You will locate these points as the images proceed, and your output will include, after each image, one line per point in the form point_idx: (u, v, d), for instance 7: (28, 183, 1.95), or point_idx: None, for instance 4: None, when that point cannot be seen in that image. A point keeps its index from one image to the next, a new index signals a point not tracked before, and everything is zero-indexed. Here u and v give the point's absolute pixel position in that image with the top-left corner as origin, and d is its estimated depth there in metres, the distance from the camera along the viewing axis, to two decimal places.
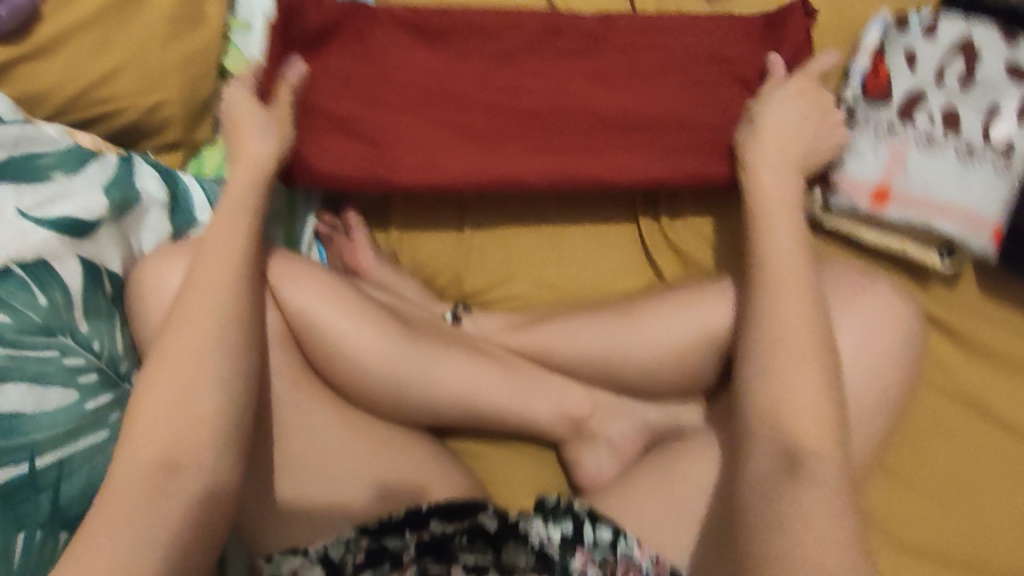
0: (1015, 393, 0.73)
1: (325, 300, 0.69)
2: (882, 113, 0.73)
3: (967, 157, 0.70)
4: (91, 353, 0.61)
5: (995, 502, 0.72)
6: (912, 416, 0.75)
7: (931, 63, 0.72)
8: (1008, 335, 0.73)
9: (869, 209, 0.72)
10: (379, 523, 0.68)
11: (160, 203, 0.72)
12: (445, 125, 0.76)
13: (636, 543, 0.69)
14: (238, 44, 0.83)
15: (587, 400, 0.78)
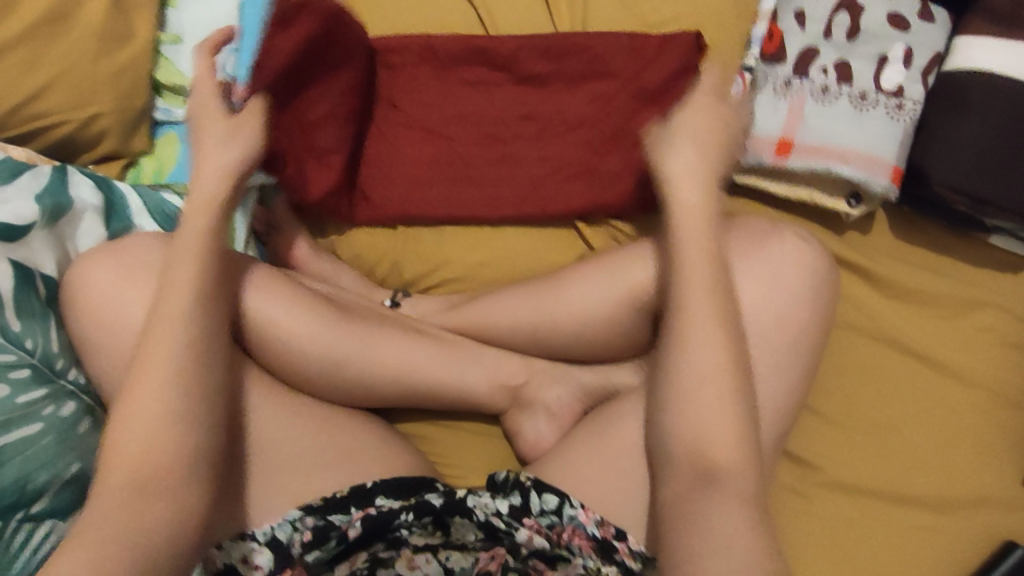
0: (923, 325, 0.78)
1: (253, 290, 0.72)
2: (778, 70, 0.76)
3: (861, 103, 0.73)
4: (24, 350, 0.64)
5: (918, 433, 0.76)
6: (836, 359, 0.78)
7: (819, 18, 0.75)
8: (913, 272, 0.78)
9: (774, 161, 0.74)
10: (324, 500, 0.69)
11: (94, 207, 0.75)
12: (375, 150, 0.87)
13: (579, 505, 0.70)
14: (169, 56, 0.86)
15: (523, 369, 0.80)
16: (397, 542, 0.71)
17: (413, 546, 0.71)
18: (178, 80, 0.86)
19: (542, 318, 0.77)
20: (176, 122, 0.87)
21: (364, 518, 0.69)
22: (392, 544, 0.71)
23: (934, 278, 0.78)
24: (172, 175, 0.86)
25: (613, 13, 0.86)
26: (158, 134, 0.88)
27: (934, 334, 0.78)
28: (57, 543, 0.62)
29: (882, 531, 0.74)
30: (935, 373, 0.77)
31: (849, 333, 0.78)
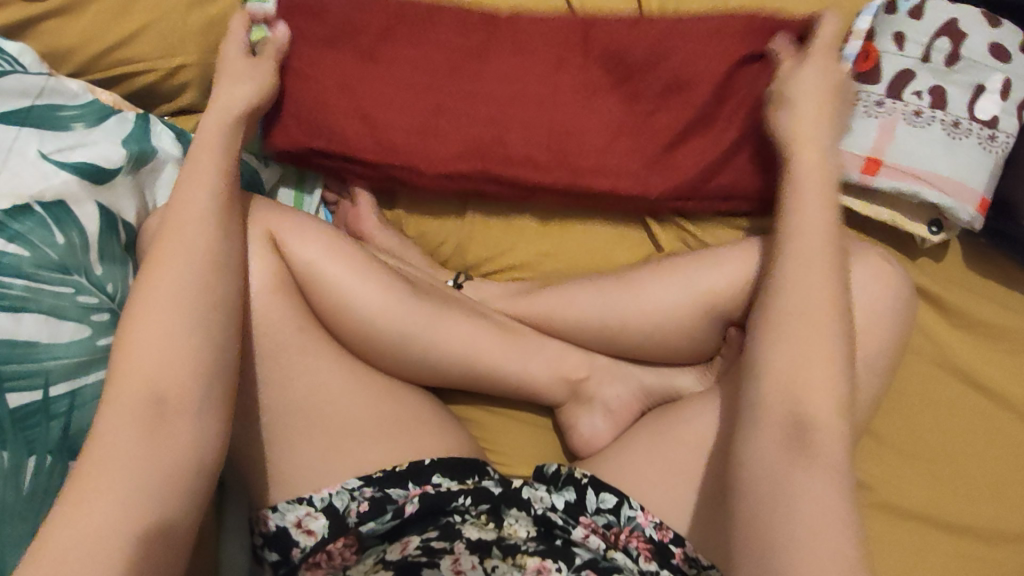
0: (990, 359, 0.78)
1: (332, 257, 0.71)
2: (871, 89, 0.75)
3: (954, 131, 0.73)
4: (104, 295, 0.63)
5: (974, 465, 0.76)
6: (897, 383, 0.78)
7: (918, 41, 0.75)
8: (985, 304, 0.78)
9: (861, 180, 0.74)
10: (382, 472, 0.70)
11: (176, 158, 0.74)
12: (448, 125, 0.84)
13: (638, 507, 0.71)
14: None
15: (585, 363, 0.81)
16: (451, 530, 0.71)
17: (465, 540, 0.70)
18: None
19: (612, 315, 0.76)
20: None
21: (422, 495, 0.71)
22: (446, 533, 0.70)
23: (1006, 312, 0.78)
24: None
25: None
26: None
27: (1001, 369, 0.78)
28: None
29: (928, 557, 0.75)
30: (997, 408, 0.77)
31: (915, 359, 0.78)
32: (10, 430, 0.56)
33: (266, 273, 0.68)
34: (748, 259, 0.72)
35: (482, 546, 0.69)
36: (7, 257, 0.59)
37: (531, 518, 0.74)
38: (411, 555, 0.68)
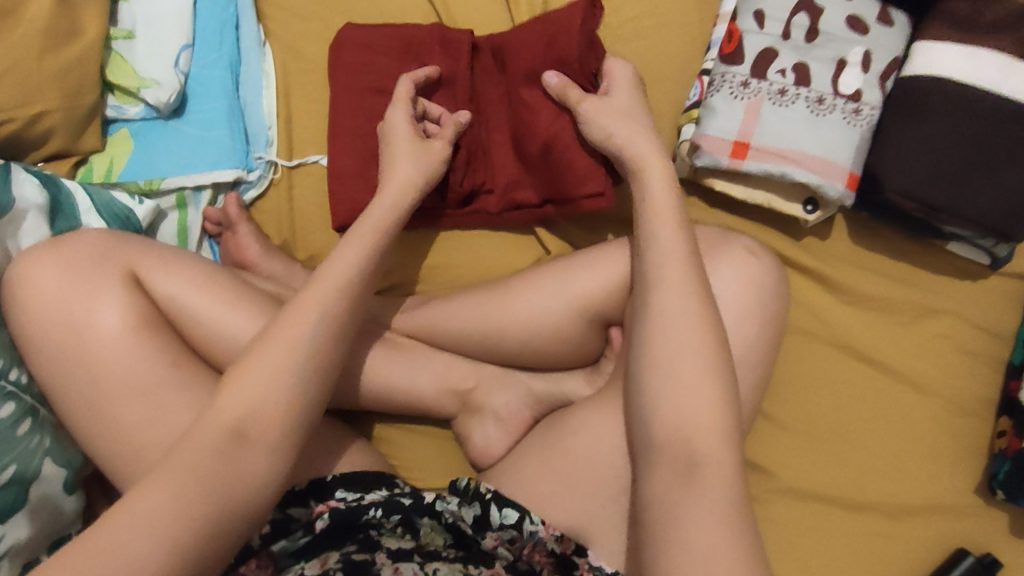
0: (881, 333, 0.77)
1: (198, 288, 0.72)
2: (736, 71, 0.74)
3: (819, 107, 0.72)
4: None
5: (875, 442, 0.75)
6: (790, 367, 0.77)
7: (777, 18, 0.74)
8: (874, 279, 0.77)
9: (731, 164, 0.73)
10: (286, 492, 0.72)
11: (38, 206, 0.74)
12: (348, 149, 0.81)
13: (540, 521, 0.70)
14: (121, 52, 0.84)
15: (473, 373, 0.80)
16: (370, 543, 0.72)
17: (386, 550, 0.71)
18: (127, 78, 0.83)
19: (492, 325, 0.77)
20: (127, 120, 0.85)
21: (329, 510, 0.72)
22: (366, 546, 0.71)
23: (895, 285, 0.77)
24: (122, 173, 0.83)
25: None
26: (110, 131, 0.85)
27: (894, 343, 0.77)
28: None
29: (837, 542, 0.74)
30: (895, 383, 0.76)
31: (805, 338, 0.78)
32: None
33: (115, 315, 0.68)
34: (622, 256, 0.73)
35: (402, 554, 0.70)
36: None
37: (443, 528, 0.74)
38: (330, 570, 0.69)
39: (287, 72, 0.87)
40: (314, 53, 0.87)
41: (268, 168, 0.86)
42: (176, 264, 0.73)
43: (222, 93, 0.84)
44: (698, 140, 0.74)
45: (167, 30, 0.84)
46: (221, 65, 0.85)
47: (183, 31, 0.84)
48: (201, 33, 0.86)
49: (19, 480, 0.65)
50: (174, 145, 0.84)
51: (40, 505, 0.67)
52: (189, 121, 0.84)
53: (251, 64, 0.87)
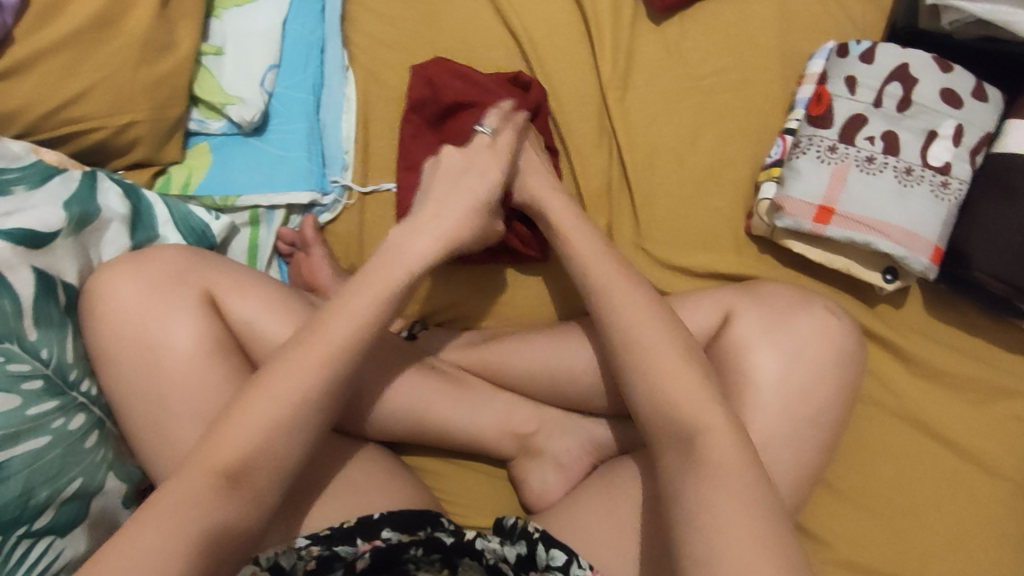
0: (953, 410, 0.75)
1: (271, 314, 0.72)
2: (824, 134, 0.74)
3: (906, 178, 0.71)
4: (39, 360, 0.63)
5: (942, 522, 0.73)
6: (857, 437, 0.76)
7: (870, 86, 0.74)
8: (950, 353, 0.76)
9: (813, 228, 0.72)
10: (330, 531, 0.70)
11: (121, 217, 0.75)
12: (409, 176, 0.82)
13: (588, 566, 0.68)
14: (209, 67, 0.85)
15: (534, 417, 0.79)
16: None
17: None
18: (215, 94, 0.84)
19: (558, 367, 0.77)
20: (209, 134, 0.86)
21: (372, 550, 0.71)
22: None
23: (970, 362, 0.76)
24: (200, 186, 0.84)
25: (661, 63, 0.85)
26: (191, 145, 0.86)
27: (967, 422, 0.75)
28: (54, 560, 0.61)
29: None
30: (964, 462, 0.74)
31: (874, 409, 0.76)
32: None
33: (192, 333, 0.68)
34: (697, 311, 0.73)
35: None
36: None
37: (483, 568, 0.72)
38: None
39: (368, 99, 0.88)
40: (396, 81, 0.88)
41: (343, 192, 0.86)
42: (245, 290, 0.73)
43: (304, 115, 0.85)
44: (781, 201, 0.74)
45: (256, 50, 0.86)
46: (305, 87, 0.86)
47: (271, 52, 0.86)
48: (289, 54, 0.87)
49: (82, 495, 0.65)
50: (252, 163, 0.85)
51: (98, 520, 0.66)
52: (270, 140, 0.85)
53: (333, 88, 0.87)
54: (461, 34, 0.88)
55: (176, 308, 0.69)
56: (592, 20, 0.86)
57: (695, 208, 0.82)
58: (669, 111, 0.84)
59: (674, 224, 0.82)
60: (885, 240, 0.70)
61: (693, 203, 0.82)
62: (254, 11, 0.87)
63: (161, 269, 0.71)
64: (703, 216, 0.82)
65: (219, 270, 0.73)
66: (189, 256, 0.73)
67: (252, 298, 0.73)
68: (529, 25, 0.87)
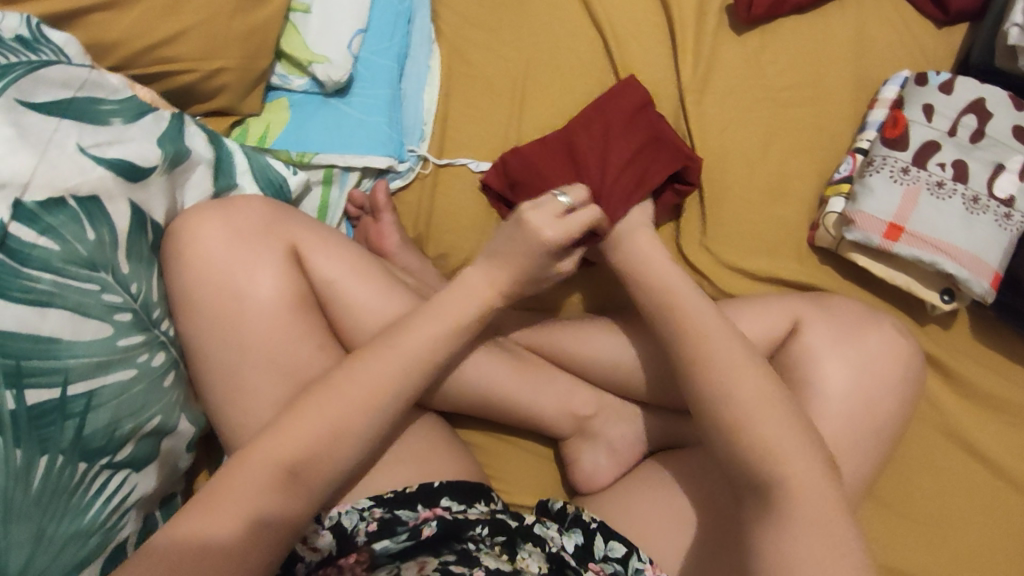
0: (991, 431, 0.79)
1: (351, 274, 0.73)
2: (898, 156, 0.78)
3: (973, 206, 0.75)
4: (128, 294, 0.63)
5: (978, 538, 0.76)
6: (901, 449, 0.79)
7: (946, 115, 0.78)
8: (992, 376, 0.80)
9: (882, 244, 0.76)
10: (392, 494, 0.72)
11: (206, 161, 0.74)
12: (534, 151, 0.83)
13: (648, 560, 0.69)
14: (297, 24, 0.85)
15: (593, 401, 0.81)
16: (468, 558, 0.70)
17: (484, 568, 0.69)
18: (301, 51, 0.84)
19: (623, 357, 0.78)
20: (290, 90, 0.86)
21: (434, 518, 0.72)
22: (464, 559, 0.69)
23: (1012, 386, 0.79)
24: (277, 141, 0.84)
25: (738, 72, 0.88)
26: (269, 99, 0.86)
27: (1005, 443, 0.79)
28: (128, 494, 0.62)
29: None
30: (998, 481, 0.78)
31: (916, 422, 0.80)
32: (25, 427, 0.54)
33: (277, 284, 0.68)
34: (768, 316, 0.75)
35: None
36: (37, 250, 0.57)
37: (545, 556, 0.73)
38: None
39: (449, 74, 0.89)
40: (480, 59, 0.89)
41: (418, 162, 0.87)
42: (327, 248, 0.73)
43: (388, 82, 0.86)
44: (852, 215, 0.77)
45: (346, 11, 0.86)
46: (390, 55, 0.87)
47: (361, 16, 0.86)
48: (377, 20, 0.88)
49: (159, 432, 0.65)
50: (332, 123, 0.85)
51: (166, 459, 0.66)
52: (351, 103, 0.86)
53: (417, 59, 0.89)
54: (549, 20, 0.90)
55: (258, 259, 0.68)
56: (677, 23, 0.88)
57: (762, 215, 0.85)
58: (745, 119, 0.87)
59: (741, 228, 0.85)
60: (951, 263, 0.74)
61: (760, 209, 0.85)
62: None
63: (246, 221, 0.70)
64: (769, 224, 0.85)
65: (303, 228, 0.73)
66: (274, 210, 0.72)
67: (334, 259, 0.73)
68: (616, 20, 0.89)
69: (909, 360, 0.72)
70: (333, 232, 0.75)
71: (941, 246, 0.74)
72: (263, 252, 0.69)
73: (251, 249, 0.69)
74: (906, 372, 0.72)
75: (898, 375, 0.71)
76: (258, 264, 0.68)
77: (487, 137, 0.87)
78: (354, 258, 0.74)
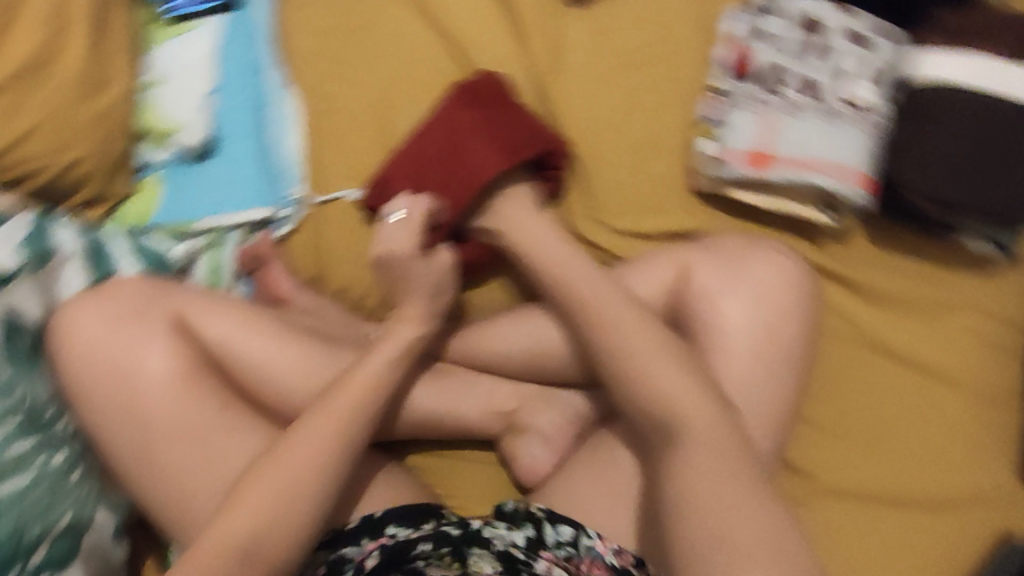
0: (906, 331, 0.79)
1: (241, 330, 0.72)
2: (749, 87, 0.79)
3: (828, 116, 0.77)
4: (12, 400, 0.64)
5: (914, 437, 0.77)
6: (824, 369, 0.79)
7: (784, 38, 0.79)
8: (894, 279, 0.80)
9: (754, 172, 0.77)
10: (334, 534, 0.72)
11: (77, 254, 0.75)
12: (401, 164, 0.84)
13: (595, 535, 0.71)
14: (150, 101, 0.86)
15: (515, 395, 0.81)
16: None
17: None
18: (160, 125, 0.85)
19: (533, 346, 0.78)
20: (158, 166, 0.87)
21: (378, 546, 0.71)
22: None
23: (914, 284, 0.80)
24: (158, 216, 0.85)
25: (589, 43, 0.89)
26: (140, 179, 0.87)
27: (920, 340, 0.79)
28: None
29: (877, 537, 0.75)
30: (923, 379, 0.79)
31: (836, 340, 0.80)
32: None
33: (165, 357, 0.68)
34: (655, 272, 0.75)
35: None
36: None
37: (495, 557, 0.70)
38: None
39: (311, 112, 0.89)
40: (338, 91, 0.90)
41: (299, 205, 0.87)
42: (214, 311, 0.72)
43: (250, 134, 0.88)
44: (722, 154, 0.78)
45: (195, 77, 0.87)
46: (249, 108, 0.89)
47: (212, 78, 0.88)
48: (229, 78, 0.89)
49: (74, 530, 0.65)
50: (207, 186, 0.87)
51: (92, 554, 0.67)
52: (221, 162, 0.87)
53: (277, 106, 0.89)
54: (396, 38, 0.90)
55: (140, 336, 0.68)
56: (518, 11, 0.89)
57: (641, 175, 0.85)
58: (604, 88, 0.88)
59: (623, 193, 0.85)
60: (823, 176, 0.76)
61: (638, 171, 0.85)
62: (189, 41, 0.88)
63: (124, 306, 0.70)
64: (649, 183, 0.85)
65: (186, 299, 0.72)
66: (155, 291, 0.72)
67: (225, 319, 0.72)
68: (460, 22, 0.90)
69: (801, 282, 0.73)
70: (223, 296, 0.74)
71: (811, 164, 0.76)
72: (146, 329, 0.69)
73: (133, 327, 0.69)
74: (800, 294, 0.72)
75: (793, 300, 0.72)
76: (141, 341, 0.68)
77: (360, 164, 0.88)
78: (247, 316, 0.73)
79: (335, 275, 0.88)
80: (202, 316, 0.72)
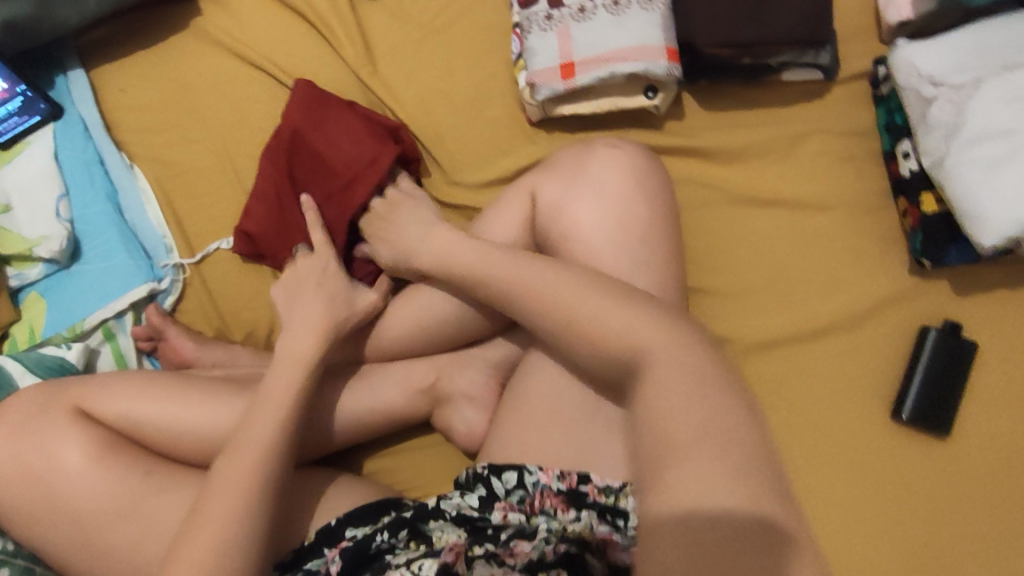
0: (765, 175, 0.81)
1: (143, 398, 0.74)
2: (537, 9, 0.81)
3: (616, 8, 0.79)
4: None
5: (806, 268, 0.79)
6: (705, 238, 0.81)
7: None
8: (736, 132, 0.82)
9: (566, 85, 0.78)
10: (296, 552, 0.72)
11: None
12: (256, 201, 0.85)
13: (538, 469, 0.68)
14: (5, 226, 0.88)
15: (431, 368, 0.82)
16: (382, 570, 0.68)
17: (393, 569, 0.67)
18: (19, 245, 0.87)
19: (426, 315, 0.80)
20: (32, 282, 0.88)
21: (339, 552, 0.70)
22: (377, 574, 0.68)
23: (757, 129, 0.82)
24: (46, 331, 0.86)
25: (391, 27, 0.92)
26: (21, 300, 0.88)
27: (782, 179, 0.81)
28: None
29: (805, 371, 0.76)
30: (797, 212, 0.80)
31: (705, 208, 0.82)
32: None
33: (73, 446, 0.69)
34: (510, 206, 0.77)
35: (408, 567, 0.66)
36: None
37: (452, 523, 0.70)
38: None
39: (161, 182, 0.92)
40: (179, 154, 0.92)
41: (176, 271, 0.89)
42: (111, 390, 0.74)
43: (109, 223, 0.89)
44: (532, 79, 0.80)
45: (39, 189, 0.89)
46: (99, 200, 0.90)
47: (55, 184, 0.89)
48: (71, 179, 0.90)
49: None
50: (82, 286, 0.87)
51: None
52: (90, 259, 0.88)
53: (126, 189, 0.91)
54: (216, 87, 0.93)
55: (46, 435, 0.70)
56: (318, 21, 0.92)
57: (478, 127, 0.88)
58: (418, 61, 0.90)
59: (468, 149, 0.88)
60: (628, 65, 0.77)
61: (474, 124, 0.88)
62: (24, 159, 0.90)
63: (24, 414, 0.71)
64: (488, 131, 0.88)
65: (80, 389, 0.74)
66: (49, 390, 0.73)
67: (124, 392, 0.74)
68: (269, 52, 0.93)
69: (640, 162, 0.75)
70: (117, 376, 0.76)
71: (613, 59, 0.77)
72: (49, 427, 0.70)
73: (36, 430, 0.70)
74: (642, 175, 0.74)
75: (637, 181, 0.74)
76: (48, 439, 0.70)
77: (222, 214, 0.91)
78: (143, 385, 0.75)
79: (235, 322, 0.90)
80: (102, 397, 0.73)
